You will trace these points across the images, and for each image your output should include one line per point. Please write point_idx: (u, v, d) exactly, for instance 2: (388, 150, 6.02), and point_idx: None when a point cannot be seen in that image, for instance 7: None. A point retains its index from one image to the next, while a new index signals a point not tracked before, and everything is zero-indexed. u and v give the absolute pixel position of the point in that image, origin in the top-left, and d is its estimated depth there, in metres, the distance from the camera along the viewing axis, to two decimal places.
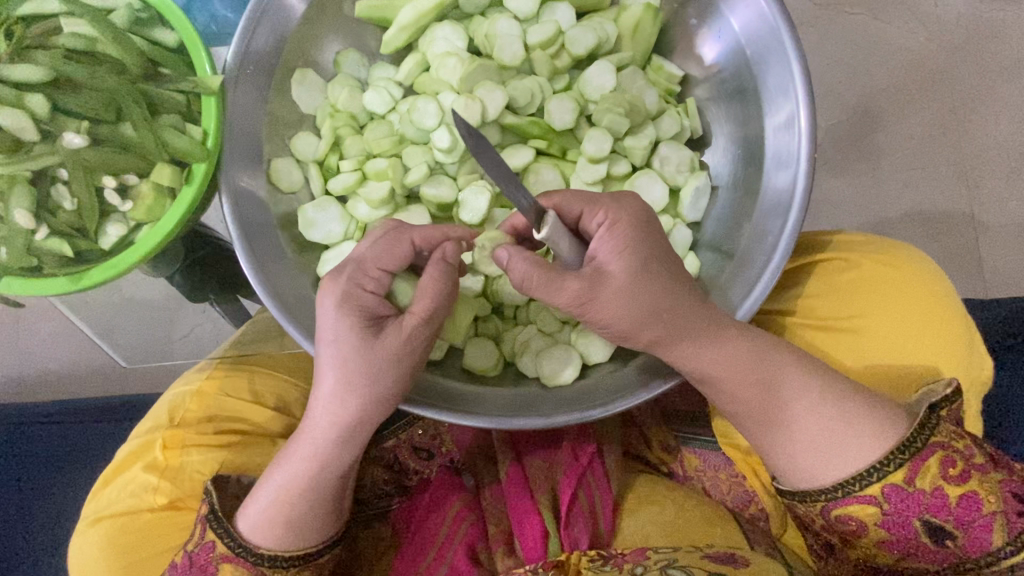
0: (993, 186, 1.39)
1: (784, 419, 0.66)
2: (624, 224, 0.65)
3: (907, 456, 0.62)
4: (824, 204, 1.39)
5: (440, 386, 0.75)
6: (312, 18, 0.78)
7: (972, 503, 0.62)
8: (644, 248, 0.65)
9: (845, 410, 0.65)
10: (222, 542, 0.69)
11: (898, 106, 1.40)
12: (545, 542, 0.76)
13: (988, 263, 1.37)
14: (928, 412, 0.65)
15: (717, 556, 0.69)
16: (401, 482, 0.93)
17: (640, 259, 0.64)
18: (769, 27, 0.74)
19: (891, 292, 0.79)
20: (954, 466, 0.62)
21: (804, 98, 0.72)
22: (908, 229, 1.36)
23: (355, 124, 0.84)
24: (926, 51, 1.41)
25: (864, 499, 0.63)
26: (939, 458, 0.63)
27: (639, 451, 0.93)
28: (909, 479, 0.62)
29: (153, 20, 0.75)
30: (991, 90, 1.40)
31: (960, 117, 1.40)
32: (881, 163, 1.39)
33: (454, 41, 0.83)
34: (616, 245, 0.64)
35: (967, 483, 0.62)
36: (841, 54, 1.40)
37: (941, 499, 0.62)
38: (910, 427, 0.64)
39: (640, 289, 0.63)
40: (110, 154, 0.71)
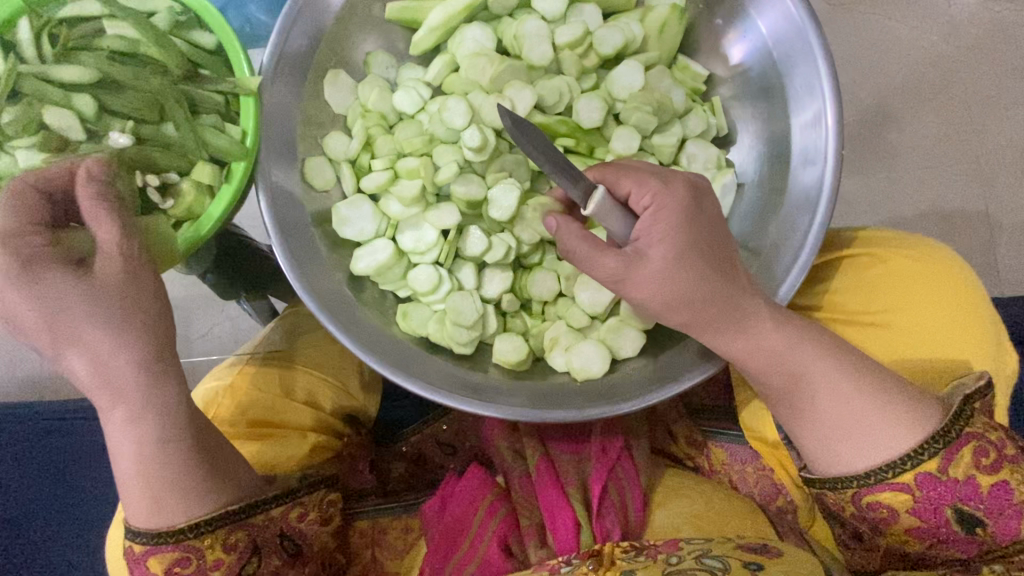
0: (1007, 184, 1.39)
1: (817, 411, 0.67)
2: (672, 207, 0.66)
3: (941, 446, 0.63)
4: (840, 202, 1.39)
5: (472, 380, 0.77)
6: (345, 20, 0.80)
7: (1002, 492, 0.63)
8: (691, 232, 0.65)
9: (883, 402, 0.65)
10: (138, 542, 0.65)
11: (913, 105, 1.40)
12: (577, 535, 0.77)
13: (1004, 261, 1.38)
14: (962, 403, 0.66)
15: (751, 547, 0.69)
16: (428, 477, 0.98)
17: (688, 239, 0.65)
18: (796, 28, 0.75)
19: (916, 287, 0.80)
20: (987, 456, 0.64)
21: (831, 98, 0.73)
22: (923, 228, 1.37)
23: (385, 124, 0.86)
24: (941, 51, 1.41)
25: (897, 486, 0.65)
26: (973, 448, 0.64)
27: (665, 446, 0.94)
28: (943, 468, 0.63)
29: (192, 23, 0.77)
30: (1006, 89, 1.41)
31: (975, 116, 1.40)
32: (897, 162, 1.39)
33: (483, 42, 0.85)
34: (660, 229, 0.65)
35: (999, 473, 0.63)
36: (856, 52, 1.40)
37: (973, 488, 0.64)
38: (944, 419, 0.64)
39: (678, 272, 0.64)
40: (153, 153, 0.74)
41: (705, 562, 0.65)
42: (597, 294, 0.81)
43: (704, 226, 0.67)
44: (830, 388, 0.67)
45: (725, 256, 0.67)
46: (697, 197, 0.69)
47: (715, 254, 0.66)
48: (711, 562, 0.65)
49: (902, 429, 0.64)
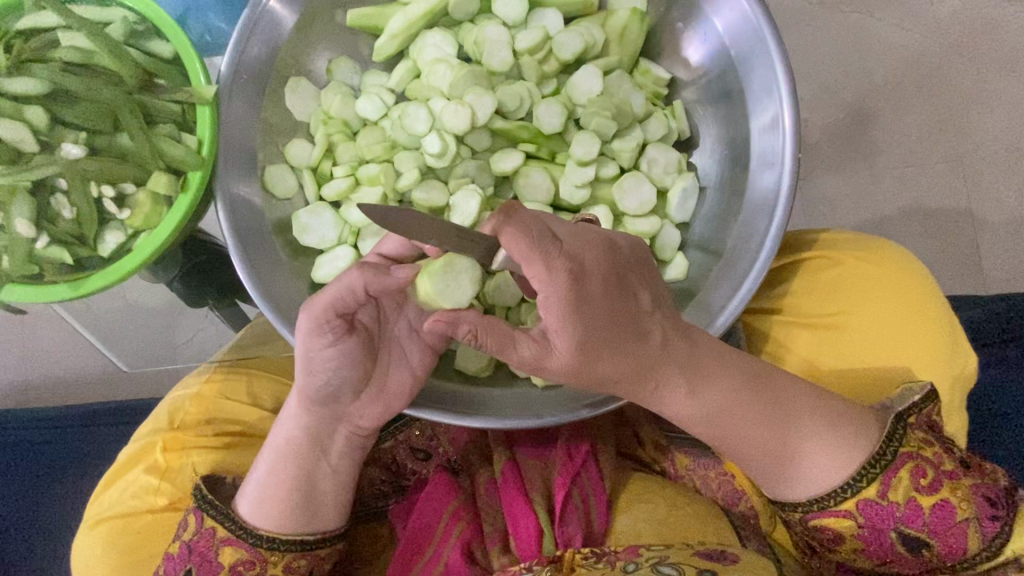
0: (990, 181, 1.39)
1: (772, 421, 0.66)
2: (565, 302, 0.57)
3: (878, 470, 0.65)
4: (821, 202, 1.39)
5: (434, 389, 0.78)
6: (304, 27, 0.80)
7: (945, 512, 0.64)
8: (586, 320, 0.58)
9: (823, 412, 0.67)
10: (222, 525, 0.71)
11: (893, 103, 1.40)
12: (539, 541, 0.79)
13: (986, 259, 1.38)
14: (895, 421, 0.67)
15: (708, 554, 0.71)
16: (400, 482, 0.94)
17: (585, 330, 0.58)
18: (752, 28, 0.75)
19: (875, 289, 0.81)
20: (925, 476, 0.65)
21: (788, 99, 0.73)
22: (904, 227, 1.37)
23: (348, 130, 0.85)
24: (921, 48, 1.41)
25: (839, 513, 0.66)
26: (910, 469, 0.65)
27: (632, 450, 0.95)
28: (882, 493, 0.65)
29: (149, 32, 0.77)
30: (987, 86, 1.41)
31: (957, 113, 1.40)
32: (878, 160, 1.39)
33: (444, 47, 0.84)
34: (558, 316, 0.57)
35: (939, 492, 0.64)
36: (835, 52, 1.40)
37: (915, 510, 0.65)
38: (880, 439, 0.66)
39: (592, 354, 0.59)
40: (107, 163, 0.73)
41: (661, 570, 0.68)
42: None
43: (599, 311, 0.59)
44: (776, 400, 0.67)
45: (630, 324, 0.61)
46: (582, 277, 0.57)
47: (613, 334, 0.60)
48: (666, 569, 0.68)
49: (844, 435, 0.66)
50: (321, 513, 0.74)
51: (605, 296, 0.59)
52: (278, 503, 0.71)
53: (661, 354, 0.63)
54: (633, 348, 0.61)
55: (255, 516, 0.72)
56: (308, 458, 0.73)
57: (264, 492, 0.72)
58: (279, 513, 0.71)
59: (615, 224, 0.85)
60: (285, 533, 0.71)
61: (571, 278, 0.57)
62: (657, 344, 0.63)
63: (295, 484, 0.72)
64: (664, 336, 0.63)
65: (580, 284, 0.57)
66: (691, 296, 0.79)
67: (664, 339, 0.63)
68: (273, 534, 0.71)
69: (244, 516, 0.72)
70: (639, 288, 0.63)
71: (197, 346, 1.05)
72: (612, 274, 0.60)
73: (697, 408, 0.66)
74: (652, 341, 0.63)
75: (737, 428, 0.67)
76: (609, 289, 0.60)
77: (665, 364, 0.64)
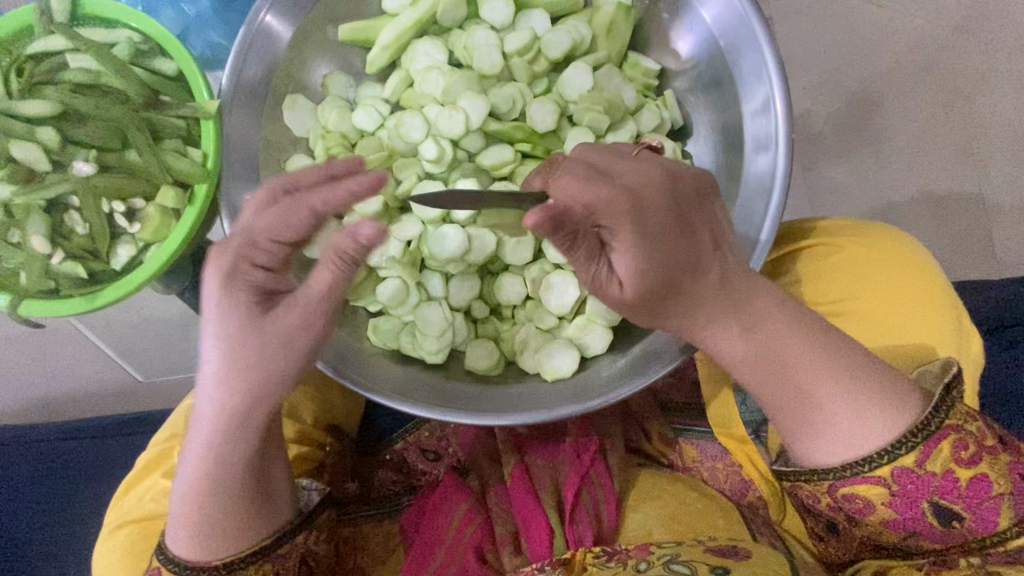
0: (1000, 164, 1.38)
1: (807, 400, 0.67)
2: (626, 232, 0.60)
3: (919, 440, 0.66)
4: (829, 192, 1.39)
5: (440, 387, 0.79)
6: (299, 44, 0.82)
7: (981, 485, 0.66)
8: (648, 249, 0.60)
9: (858, 394, 0.66)
10: (167, 566, 0.68)
11: (899, 89, 1.40)
12: (550, 541, 0.83)
13: (999, 243, 1.37)
14: (944, 393, 0.67)
15: (720, 550, 0.73)
16: (411, 482, 1.00)
17: (646, 257, 0.60)
18: (737, 15, 0.76)
19: (874, 274, 0.81)
20: (965, 450, 0.66)
21: (778, 83, 0.74)
22: (913, 214, 1.37)
23: (346, 142, 0.88)
24: (925, 32, 1.40)
25: (872, 480, 0.67)
26: (952, 442, 0.66)
27: (640, 445, 0.98)
28: (920, 462, 0.66)
29: (154, 52, 0.78)
30: (993, 67, 1.40)
31: (965, 95, 1.39)
32: (885, 147, 1.39)
33: (435, 55, 0.87)
34: (624, 245, 0.60)
35: (978, 466, 0.66)
36: (839, 39, 1.40)
37: (950, 482, 0.66)
38: (923, 412, 0.66)
39: (652, 276, 0.61)
40: (117, 179, 0.75)
41: (673, 568, 0.70)
42: (563, 293, 0.82)
43: (662, 243, 0.61)
44: (821, 385, 0.67)
45: (687, 260, 0.62)
46: (641, 207, 0.60)
47: (670, 269, 0.62)
48: (678, 567, 0.70)
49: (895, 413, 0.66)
50: (276, 523, 0.71)
51: (663, 225, 0.61)
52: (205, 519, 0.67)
53: (718, 289, 0.64)
54: (689, 281, 0.63)
55: (198, 544, 0.67)
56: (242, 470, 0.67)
57: (204, 515, 0.67)
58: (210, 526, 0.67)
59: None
60: (233, 552, 0.68)
61: (631, 203, 0.60)
62: (716, 278, 0.64)
63: (244, 499, 0.68)
64: (722, 271, 0.65)
65: (639, 217, 0.60)
66: None
67: (723, 274, 0.65)
68: (221, 556, 0.68)
69: (185, 547, 0.67)
70: (701, 225, 0.63)
71: None
72: (672, 211, 0.62)
73: (739, 351, 0.67)
74: (710, 275, 0.64)
75: (782, 400, 0.68)
76: (670, 219, 0.61)
77: (716, 301, 0.65)
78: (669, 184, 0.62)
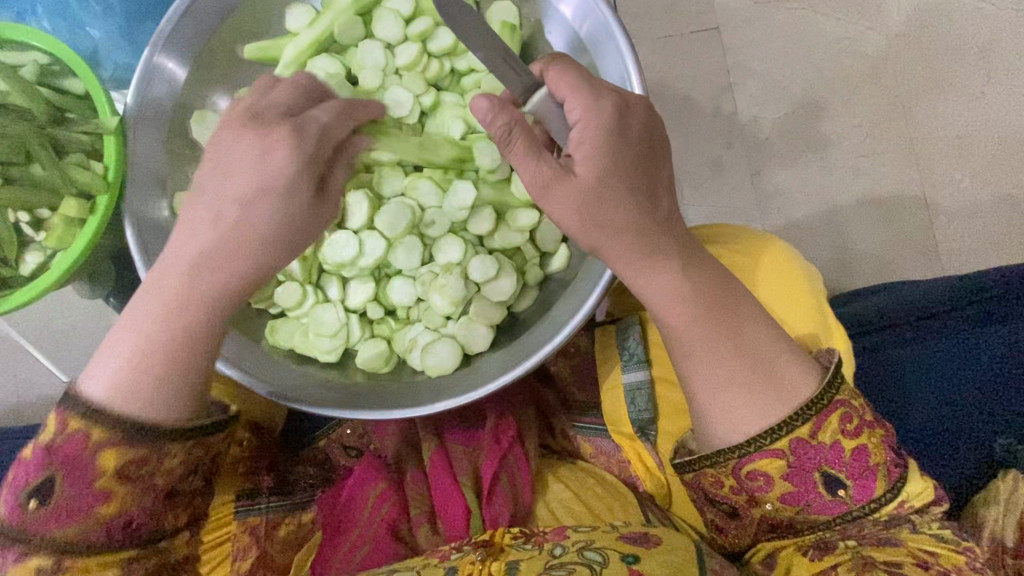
0: (943, 167, 1.43)
1: (739, 345, 0.75)
2: (599, 132, 0.68)
3: (812, 414, 0.74)
4: (777, 196, 1.44)
5: (329, 384, 0.84)
6: (204, 64, 0.89)
7: (861, 455, 0.75)
8: (615, 154, 0.69)
9: (758, 351, 0.75)
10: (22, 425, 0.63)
11: (842, 95, 1.45)
12: (466, 522, 0.92)
13: (944, 244, 1.42)
14: (835, 369, 0.77)
15: (632, 538, 0.81)
16: (329, 476, 1.07)
17: (609, 160, 0.68)
18: (600, 20, 0.83)
19: (747, 277, 0.91)
20: (851, 422, 0.75)
21: (637, 81, 0.80)
22: (858, 216, 1.42)
23: (253, 153, 0.92)
24: (867, 40, 1.46)
25: (774, 453, 0.74)
26: (840, 415, 0.75)
27: (547, 441, 1.06)
28: (813, 433, 0.74)
29: (63, 72, 0.85)
30: (936, 72, 1.45)
31: (909, 100, 1.45)
32: (831, 152, 1.44)
33: (332, 69, 0.92)
34: (586, 149, 0.68)
35: (859, 438, 0.75)
36: (781, 48, 1.46)
37: (837, 453, 0.75)
38: (819, 387, 0.75)
39: (606, 187, 0.68)
40: (19, 191, 0.80)
41: (586, 555, 0.76)
42: (450, 292, 0.86)
43: (630, 152, 0.69)
44: (756, 338, 0.76)
45: (647, 184, 0.71)
46: (624, 114, 0.70)
47: (632, 182, 0.70)
48: (591, 553, 0.77)
49: (800, 390, 0.74)
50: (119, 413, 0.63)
51: (638, 144, 0.70)
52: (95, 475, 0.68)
53: (665, 227, 0.73)
54: (644, 205, 0.71)
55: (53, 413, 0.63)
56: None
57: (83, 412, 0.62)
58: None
59: (471, 251, 0.89)
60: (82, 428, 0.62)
61: (615, 110, 0.69)
62: (664, 212, 0.73)
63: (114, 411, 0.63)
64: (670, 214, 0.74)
65: (620, 122, 0.69)
66: (573, 280, 0.86)
67: (670, 214, 0.74)
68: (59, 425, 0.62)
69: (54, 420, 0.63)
70: (664, 163, 0.73)
71: None
72: (647, 137, 0.72)
73: (675, 286, 0.74)
74: (662, 209, 0.73)
75: (716, 342, 0.75)
76: (642, 138, 0.71)
77: (663, 236, 0.73)
78: (649, 121, 0.72)
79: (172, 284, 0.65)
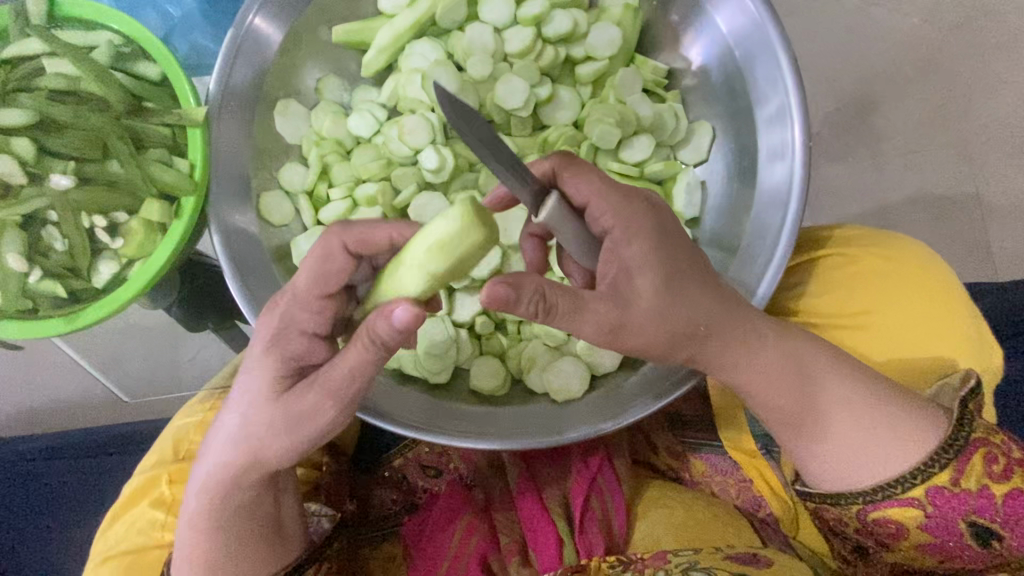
0: (995, 164, 1.36)
1: (831, 427, 0.66)
2: (644, 239, 0.60)
3: (950, 456, 0.62)
4: (828, 193, 1.36)
5: (442, 411, 0.76)
6: (290, 47, 0.78)
7: (1018, 502, 0.61)
8: (666, 260, 0.60)
9: (874, 415, 0.65)
10: None
11: (894, 89, 1.37)
12: (559, 551, 0.79)
13: (995, 244, 1.34)
14: (962, 404, 0.65)
15: (741, 558, 0.70)
16: (411, 498, 0.96)
17: (663, 270, 0.60)
18: (754, 22, 0.74)
19: (892, 287, 0.80)
20: (997, 464, 0.62)
21: (794, 90, 0.71)
22: (910, 216, 1.34)
23: (341, 149, 0.84)
24: (921, 32, 1.38)
25: (905, 501, 0.64)
26: (983, 454, 0.62)
27: (647, 458, 0.95)
28: (954, 480, 0.62)
29: (134, 54, 0.74)
30: (990, 67, 1.38)
31: (959, 98, 1.37)
32: (882, 148, 1.36)
33: (431, 56, 0.82)
34: (639, 261, 0.59)
35: (1012, 481, 0.61)
36: (837, 39, 1.38)
37: (987, 501, 0.62)
38: (949, 426, 0.64)
39: (674, 299, 0.60)
40: (99, 193, 0.71)
41: None
42: None
43: (677, 255, 0.61)
44: (842, 411, 0.66)
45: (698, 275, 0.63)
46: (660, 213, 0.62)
47: (690, 283, 0.62)
48: None
49: (923, 438, 0.63)
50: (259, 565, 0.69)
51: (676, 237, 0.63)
52: (212, 546, 0.67)
53: (730, 306, 0.65)
54: (707, 298, 0.63)
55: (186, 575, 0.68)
56: (251, 502, 0.67)
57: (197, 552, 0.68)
58: (214, 550, 0.67)
59: None
60: None
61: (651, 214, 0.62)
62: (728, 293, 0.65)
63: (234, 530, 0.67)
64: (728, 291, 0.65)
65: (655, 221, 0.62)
66: None
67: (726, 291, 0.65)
68: None
69: None
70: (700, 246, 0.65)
71: (200, 364, 1.12)
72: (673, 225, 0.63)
73: (762, 371, 0.66)
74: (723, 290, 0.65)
75: (801, 425, 0.67)
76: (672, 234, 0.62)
77: (734, 318, 0.65)
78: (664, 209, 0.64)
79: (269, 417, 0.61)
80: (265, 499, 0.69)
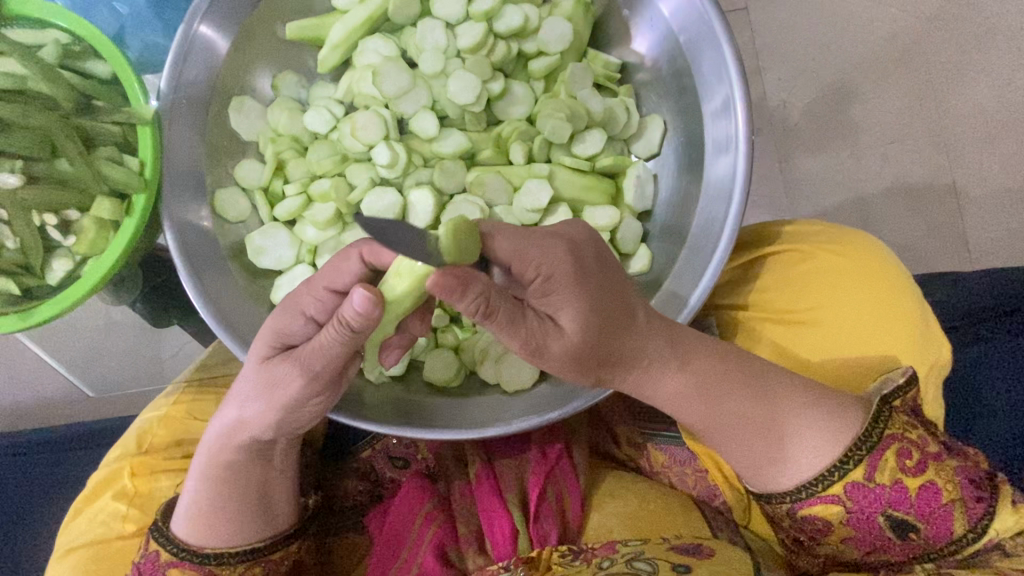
0: (972, 154, 1.37)
1: (772, 427, 0.67)
2: (563, 278, 0.58)
3: (864, 452, 0.65)
4: (804, 183, 1.37)
5: (394, 401, 0.77)
6: (242, 45, 0.79)
7: (930, 493, 0.64)
8: (587, 292, 0.60)
9: (803, 410, 0.67)
10: (166, 550, 0.70)
11: (871, 81, 1.38)
12: (513, 541, 0.80)
13: (972, 233, 1.35)
14: (881, 404, 0.68)
15: (685, 549, 0.73)
16: (377, 490, 0.98)
17: (584, 303, 0.59)
18: (698, 13, 0.74)
19: (842, 281, 0.81)
20: (910, 458, 0.65)
21: (738, 83, 0.72)
22: (886, 206, 1.35)
23: (298, 145, 0.84)
24: (899, 22, 1.39)
25: (827, 499, 0.66)
26: (896, 450, 0.65)
27: (607, 448, 0.98)
28: (869, 475, 0.65)
29: (87, 53, 0.75)
30: (969, 57, 1.38)
31: (938, 87, 1.38)
32: (861, 138, 1.37)
33: (385, 53, 0.83)
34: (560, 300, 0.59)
35: (925, 474, 0.65)
36: (814, 30, 1.38)
37: (901, 493, 0.65)
38: (864, 421, 0.66)
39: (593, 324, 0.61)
40: (50, 192, 0.71)
41: (635, 566, 0.70)
42: None
43: (595, 282, 0.60)
44: (776, 408, 0.68)
45: (622, 303, 0.63)
46: (578, 249, 0.60)
47: (609, 314, 0.62)
48: (641, 565, 0.71)
49: (845, 432, 0.66)
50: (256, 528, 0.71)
51: (597, 267, 0.61)
52: (212, 507, 0.69)
53: (649, 328, 0.65)
54: (623, 325, 0.63)
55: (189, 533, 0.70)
56: (247, 470, 0.70)
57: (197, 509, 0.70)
58: (213, 512, 0.70)
59: None
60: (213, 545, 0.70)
61: (568, 250, 0.59)
62: (643, 322, 0.65)
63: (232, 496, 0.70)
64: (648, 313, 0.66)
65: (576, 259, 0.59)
66: (655, 289, 0.79)
67: (648, 315, 0.65)
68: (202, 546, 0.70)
69: (182, 536, 0.70)
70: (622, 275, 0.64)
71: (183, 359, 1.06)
72: (596, 252, 0.62)
73: (686, 383, 0.68)
74: (640, 315, 0.65)
75: (737, 427, 0.68)
76: (598, 262, 0.62)
77: (647, 341, 0.66)
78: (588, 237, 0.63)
79: (278, 384, 0.64)
80: (259, 476, 0.71)
